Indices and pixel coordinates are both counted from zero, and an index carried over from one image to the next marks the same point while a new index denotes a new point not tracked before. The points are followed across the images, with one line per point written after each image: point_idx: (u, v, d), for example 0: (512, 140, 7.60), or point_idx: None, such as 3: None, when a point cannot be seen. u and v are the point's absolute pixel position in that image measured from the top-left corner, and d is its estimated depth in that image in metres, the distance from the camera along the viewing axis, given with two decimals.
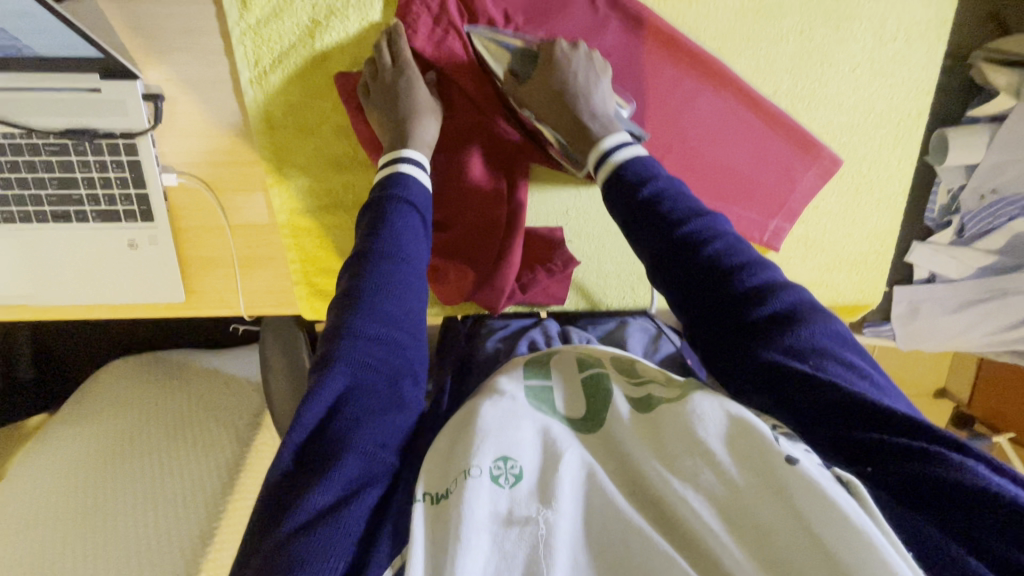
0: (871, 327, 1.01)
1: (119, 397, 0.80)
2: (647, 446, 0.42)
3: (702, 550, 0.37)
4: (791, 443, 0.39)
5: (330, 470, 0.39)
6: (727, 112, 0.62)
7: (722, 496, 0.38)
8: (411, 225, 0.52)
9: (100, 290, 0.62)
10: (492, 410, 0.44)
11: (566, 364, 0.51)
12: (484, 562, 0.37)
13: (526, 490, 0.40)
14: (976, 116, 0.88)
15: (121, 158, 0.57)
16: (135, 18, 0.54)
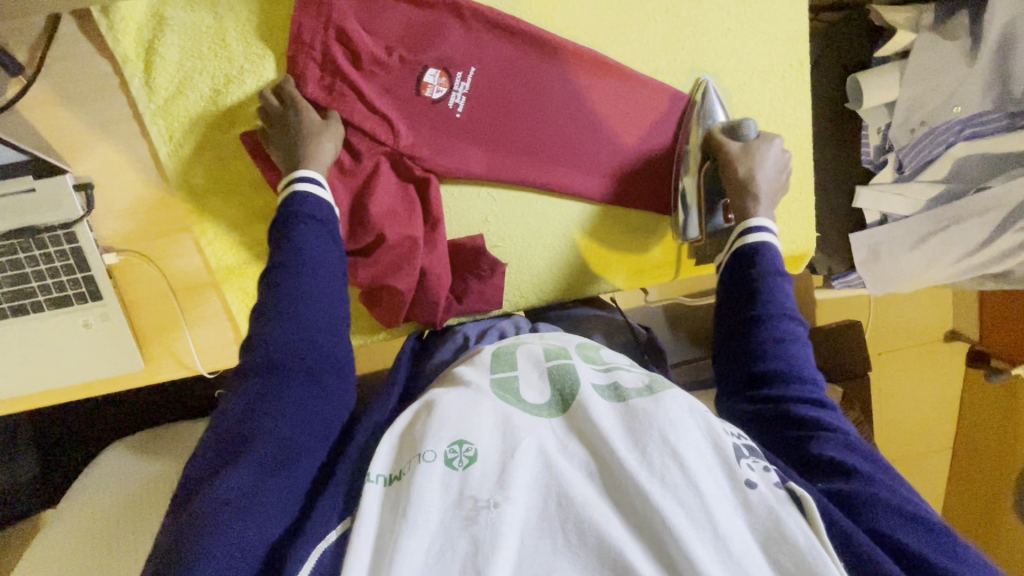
0: (839, 280, 1.04)
1: (116, 475, 0.82)
2: (614, 433, 0.42)
3: (648, 528, 0.39)
4: (749, 464, 0.42)
5: (244, 457, 0.42)
6: (619, 98, 0.67)
7: (679, 486, 0.39)
8: (315, 236, 0.55)
9: (65, 372, 0.66)
10: (454, 399, 0.46)
11: (530, 352, 0.53)
12: (430, 541, 0.38)
13: (480, 472, 0.41)
14: (884, 55, 0.91)
15: (64, 246, 0.62)
16: (58, 119, 0.60)
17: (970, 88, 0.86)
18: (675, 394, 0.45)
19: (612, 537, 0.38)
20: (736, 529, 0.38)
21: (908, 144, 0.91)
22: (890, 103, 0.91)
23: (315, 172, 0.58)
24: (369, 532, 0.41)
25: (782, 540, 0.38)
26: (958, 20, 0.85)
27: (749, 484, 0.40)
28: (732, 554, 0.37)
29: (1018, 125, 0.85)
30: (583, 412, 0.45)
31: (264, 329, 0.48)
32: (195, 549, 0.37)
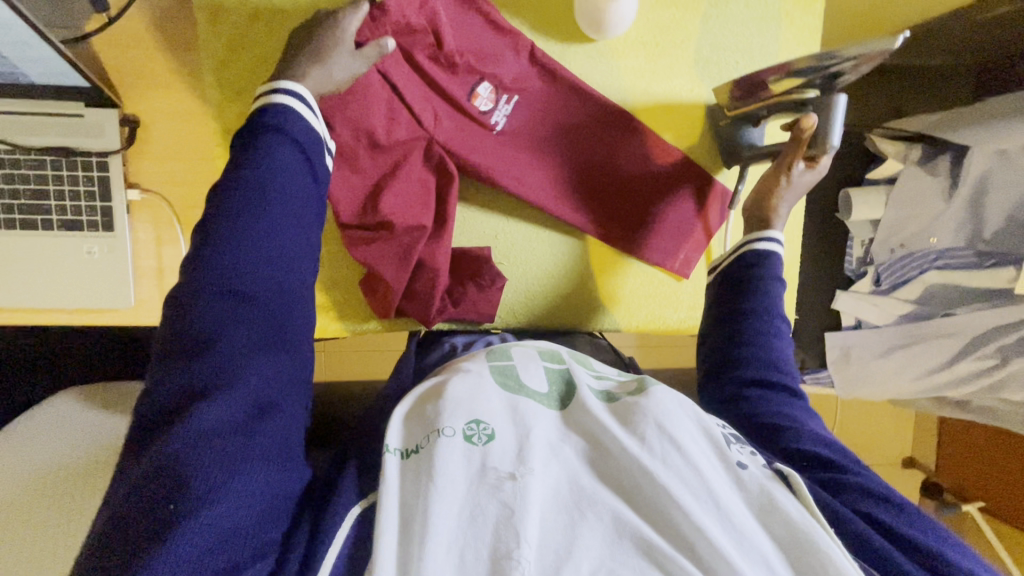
0: (810, 373, 1.07)
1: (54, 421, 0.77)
2: (611, 420, 0.47)
3: (657, 506, 0.43)
4: (738, 450, 0.48)
5: (222, 392, 0.41)
6: (636, 154, 0.72)
7: (680, 466, 0.44)
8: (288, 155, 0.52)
9: (54, 295, 0.66)
10: (460, 383, 0.49)
11: (525, 351, 0.58)
12: (459, 507, 0.41)
13: (499, 449, 0.44)
14: (875, 179, 1.01)
15: (92, 173, 0.64)
16: (125, 59, 0.64)
17: (945, 223, 0.93)
18: (660, 388, 0.51)
19: (623, 514, 0.42)
20: (735, 507, 0.43)
21: (886, 261, 1.00)
22: (875, 220, 1.00)
23: (300, 88, 0.55)
24: (393, 502, 0.42)
25: (774, 515, 0.44)
26: (941, 161, 0.94)
27: (739, 466, 0.46)
28: (735, 526, 0.42)
29: (987, 264, 0.92)
30: (584, 400, 0.50)
31: (218, 249, 0.46)
32: (198, 480, 0.38)
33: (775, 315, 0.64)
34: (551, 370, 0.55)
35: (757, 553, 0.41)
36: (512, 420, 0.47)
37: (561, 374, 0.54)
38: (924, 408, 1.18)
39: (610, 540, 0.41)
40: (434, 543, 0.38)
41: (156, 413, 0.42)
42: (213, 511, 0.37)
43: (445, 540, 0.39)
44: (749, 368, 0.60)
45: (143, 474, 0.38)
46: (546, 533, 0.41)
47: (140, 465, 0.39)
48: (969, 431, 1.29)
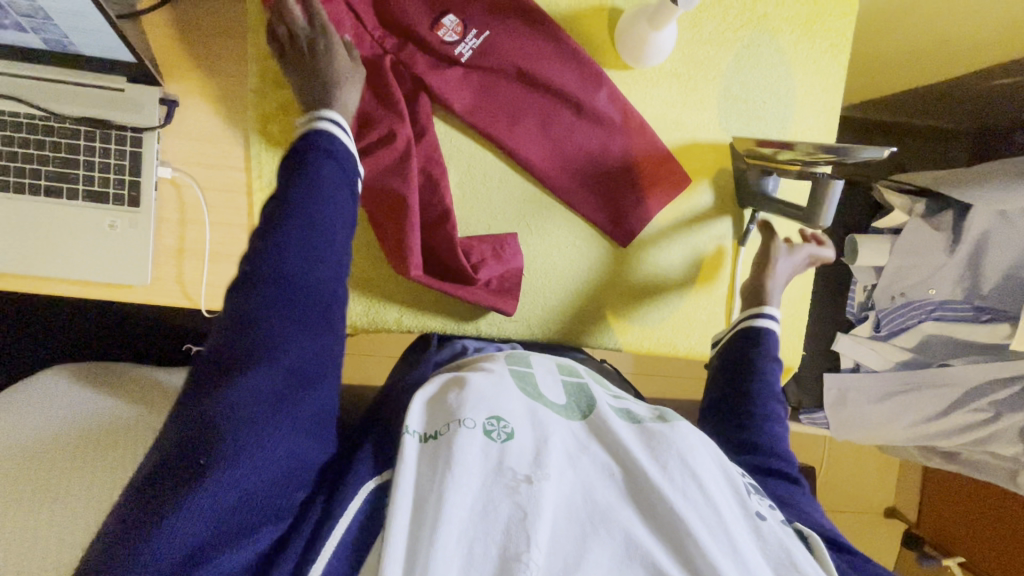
0: (806, 415, 1.09)
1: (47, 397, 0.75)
2: (634, 444, 0.47)
3: (671, 535, 0.43)
4: (755, 499, 0.49)
5: (266, 366, 0.43)
6: (612, 126, 0.71)
7: (700, 502, 0.44)
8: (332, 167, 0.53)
9: (69, 265, 0.65)
10: (482, 382, 0.50)
11: (546, 363, 0.59)
12: (473, 499, 0.41)
13: (517, 448, 0.44)
14: (880, 228, 1.04)
15: (125, 147, 0.64)
16: (172, 42, 0.65)
17: (945, 275, 0.96)
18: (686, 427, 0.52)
19: (636, 535, 0.42)
20: (751, 550, 0.43)
21: (887, 308, 1.02)
22: (879, 267, 1.02)
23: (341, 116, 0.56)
24: (409, 485, 0.42)
25: (793, 570, 0.44)
26: (945, 216, 0.97)
27: (758, 516, 0.47)
28: (748, 566, 0.42)
29: (983, 318, 0.96)
30: (604, 417, 0.50)
31: (274, 238, 0.47)
32: (233, 449, 0.40)
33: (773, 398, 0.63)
34: (569, 382, 0.56)
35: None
36: (533, 422, 0.47)
37: (581, 387, 0.55)
38: (914, 458, 1.19)
39: (620, 560, 0.41)
40: (446, 532, 0.39)
41: (209, 369, 0.44)
42: (238, 480, 0.39)
43: (457, 528, 0.39)
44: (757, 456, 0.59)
45: (184, 431, 0.40)
46: (557, 541, 0.41)
47: (179, 420, 0.41)
48: (953, 484, 1.30)
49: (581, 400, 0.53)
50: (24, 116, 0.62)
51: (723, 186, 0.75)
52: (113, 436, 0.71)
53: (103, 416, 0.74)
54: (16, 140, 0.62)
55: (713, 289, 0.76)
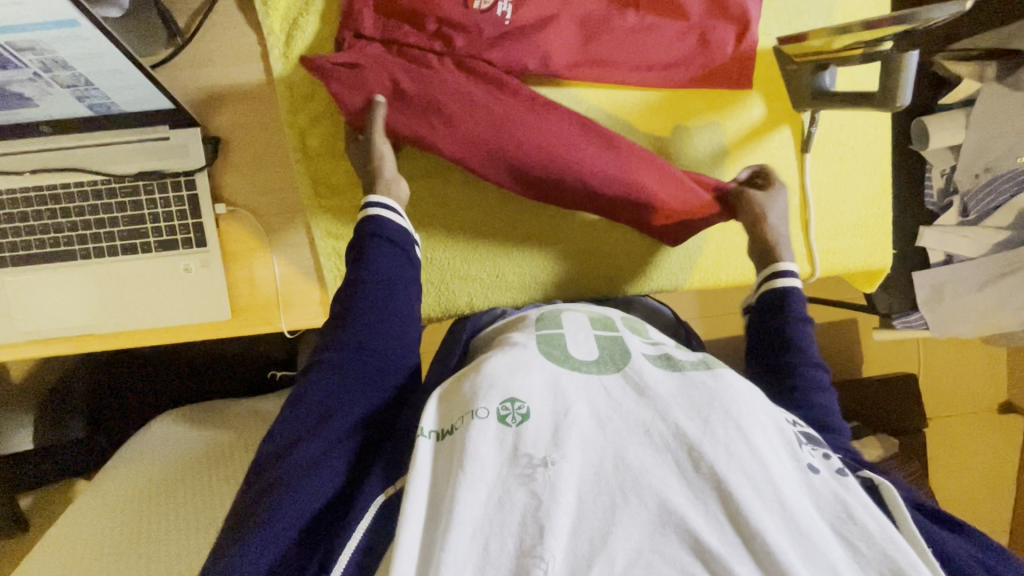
0: (900, 319, 1.02)
1: (158, 442, 0.80)
2: (671, 399, 0.40)
3: (709, 501, 0.36)
4: (809, 450, 0.40)
5: (317, 435, 0.49)
6: (664, 39, 0.69)
7: (744, 458, 0.36)
8: (389, 254, 0.59)
9: (157, 314, 0.68)
10: (501, 360, 0.43)
11: (577, 321, 0.52)
12: (488, 493, 0.35)
13: (535, 430, 0.37)
14: (948, 103, 0.95)
15: (183, 193, 0.66)
16: (201, 80, 0.67)
17: None
18: (731, 372, 0.43)
19: (672, 506, 0.34)
20: (806, 511, 0.36)
21: (971, 189, 0.94)
22: (955, 146, 0.94)
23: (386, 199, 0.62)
24: (422, 492, 0.38)
25: (849, 520, 0.36)
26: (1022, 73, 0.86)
27: (808, 464, 0.39)
28: (799, 526, 0.35)
29: None
30: (644, 375, 0.42)
31: (342, 334, 0.54)
32: (281, 498, 0.44)
33: (812, 392, 0.56)
34: (602, 337, 0.49)
35: (823, 558, 0.34)
36: (556, 392, 0.40)
37: (618, 342, 0.48)
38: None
39: (653, 530, 0.34)
40: (457, 543, 0.33)
41: (279, 436, 0.50)
42: (272, 533, 0.43)
43: (469, 532, 0.34)
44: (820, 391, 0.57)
45: (247, 497, 0.47)
46: (579, 526, 0.34)
47: (255, 478, 0.48)
48: None
49: (615, 353, 0.46)
50: (88, 183, 0.65)
51: (771, 95, 0.73)
52: (218, 470, 0.77)
53: (194, 457, 0.78)
54: (86, 207, 0.66)
55: (785, 204, 0.73)
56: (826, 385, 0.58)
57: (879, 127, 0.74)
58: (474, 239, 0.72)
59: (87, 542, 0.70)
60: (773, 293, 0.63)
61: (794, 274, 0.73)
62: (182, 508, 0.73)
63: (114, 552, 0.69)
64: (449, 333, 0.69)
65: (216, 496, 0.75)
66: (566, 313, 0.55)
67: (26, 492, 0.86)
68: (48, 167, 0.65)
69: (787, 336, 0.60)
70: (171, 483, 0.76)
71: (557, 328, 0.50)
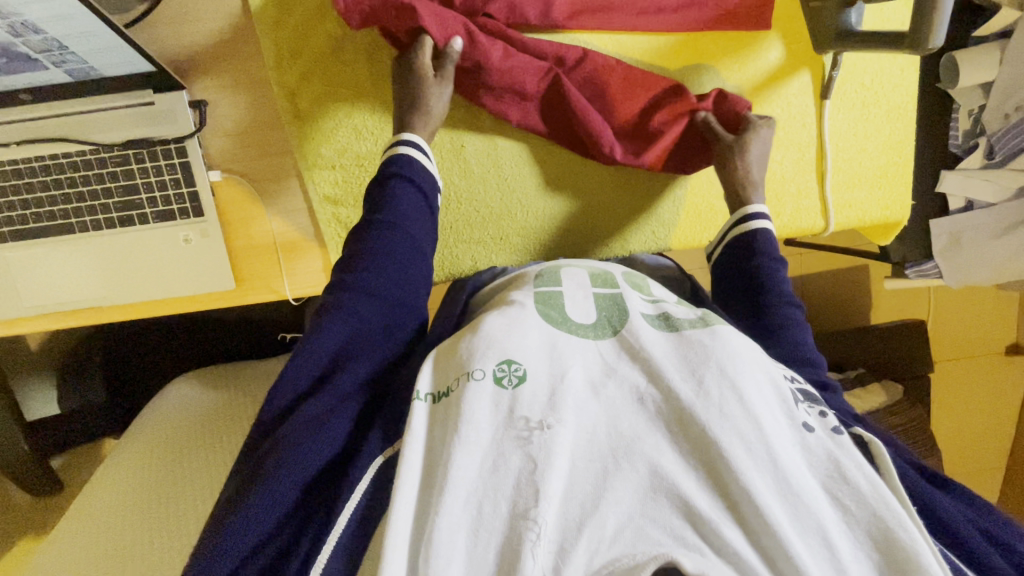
0: (914, 268, 1.00)
1: (179, 408, 0.81)
2: (668, 360, 0.39)
3: (701, 462, 0.36)
4: (806, 408, 0.40)
5: (321, 394, 0.49)
6: None
7: (739, 418, 0.36)
8: (408, 197, 0.59)
9: (161, 285, 0.68)
10: (500, 316, 0.43)
11: (577, 280, 0.49)
12: (481, 457, 0.36)
13: (530, 393, 0.38)
14: (983, 35, 0.88)
15: (174, 161, 0.64)
16: (181, 38, 0.64)
17: None
18: (731, 330, 0.42)
19: (664, 469, 0.35)
20: (799, 470, 0.36)
21: (1000, 129, 0.88)
22: (987, 83, 0.88)
23: (420, 140, 0.61)
24: (417, 459, 0.38)
25: (841, 480, 0.36)
26: None
27: (805, 424, 0.39)
28: (791, 486, 0.35)
29: None
30: (643, 336, 0.41)
31: (348, 287, 0.53)
32: (286, 451, 0.44)
33: (788, 332, 0.56)
34: (599, 296, 0.47)
35: (813, 520, 0.34)
36: (553, 356, 0.40)
37: (617, 304, 0.46)
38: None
39: (643, 495, 0.35)
40: (450, 505, 0.34)
41: (286, 394, 0.50)
42: (279, 486, 0.43)
43: (463, 495, 0.35)
44: (798, 338, 0.56)
45: (251, 457, 0.47)
46: (572, 489, 0.35)
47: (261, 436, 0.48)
48: None
49: (612, 316, 0.44)
50: (77, 154, 0.63)
51: (789, 36, 0.68)
52: (219, 443, 0.79)
53: (215, 422, 0.80)
54: (78, 178, 0.64)
55: (800, 155, 0.69)
56: (801, 322, 0.57)
57: (906, 68, 0.69)
58: (476, 198, 0.69)
59: (101, 512, 0.72)
60: (744, 238, 0.62)
61: (805, 228, 0.71)
62: (184, 483, 0.75)
63: (126, 521, 0.71)
64: (449, 294, 0.68)
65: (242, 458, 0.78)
66: (565, 269, 0.52)
67: (59, 454, 0.90)
68: (34, 138, 0.62)
69: (760, 280, 0.59)
70: (180, 451, 0.77)
71: (554, 286, 0.48)
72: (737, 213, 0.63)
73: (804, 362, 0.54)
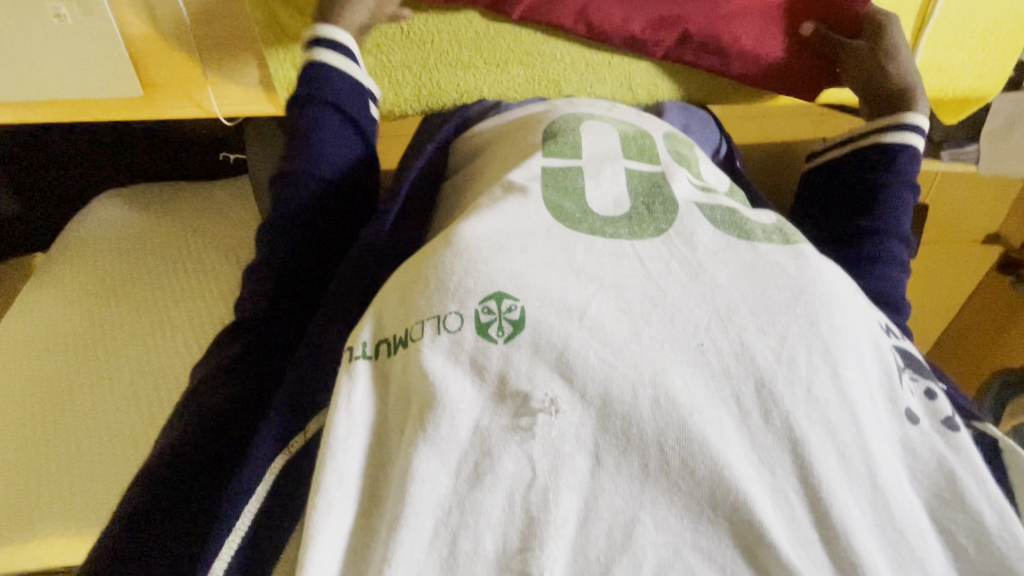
0: (950, 151, 0.88)
1: (115, 232, 0.68)
2: (734, 286, 0.32)
3: (784, 467, 0.30)
4: (910, 386, 0.34)
5: (218, 352, 0.42)
6: None
7: (830, 401, 0.30)
8: (332, 128, 0.46)
9: (35, 79, 0.50)
10: (484, 228, 0.33)
11: (597, 140, 0.41)
12: (456, 461, 0.29)
13: (523, 346, 0.30)
14: None
15: None
16: None
17: None
18: (811, 250, 0.35)
19: (743, 489, 0.29)
20: (897, 477, 0.32)
21: None
22: None
23: (345, 42, 0.47)
24: (363, 411, 0.31)
25: (957, 508, 0.32)
26: None
27: (908, 414, 0.33)
28: (891, 512, 0.31)
29: None
30: (702, 253, 0.34)
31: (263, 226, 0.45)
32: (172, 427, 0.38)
33: (880, 266, 0.49)
34: (633, 173, 0.39)
35: (907, 547, 0.31)
36: (566, 281, 0.32)
37: (659, 186, 0.39)
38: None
39: (688, 521, 0.30)
40: (419, 524, 0.28)
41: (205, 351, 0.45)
42: (152, 470, 0.36)
43: (432, 511, 0.28)
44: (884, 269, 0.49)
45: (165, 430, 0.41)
46: (595, 505, 0.29)
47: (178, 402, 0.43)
48: None
49: (653, 204, 0.37)
50: None
51: None
52: (189, 264, 0.66)
53: (158, 247, 0.67)
54: None
55: None
56: (900, 263, 0.50)
57: None
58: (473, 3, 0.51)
59: (45, 330, 0.60)
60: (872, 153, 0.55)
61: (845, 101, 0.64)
62: (150, 309, 0.62)
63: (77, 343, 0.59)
64: (421, 135, 0.54)
65: (191, 287, 0.64)
66: (586, 124, 0.43)
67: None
68: None
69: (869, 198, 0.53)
70: (140, 269, 0.65)
71: (575, 159, 0.40)
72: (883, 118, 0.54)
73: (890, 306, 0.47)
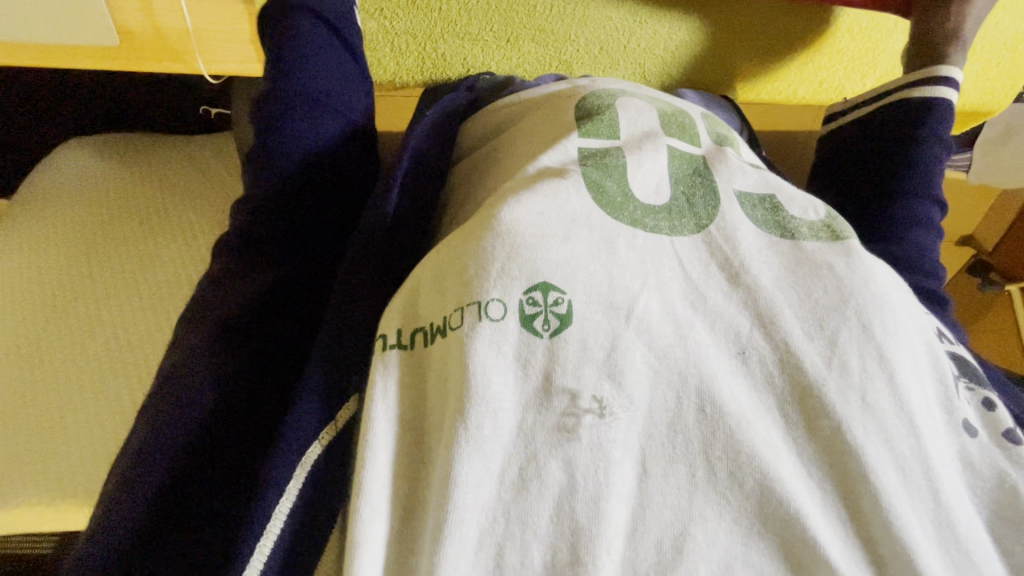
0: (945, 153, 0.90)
1: (84, 178, 0.60)
2: (779, 292, 0.32)
3: (832, 483, 0.30)
4: (965, 396, 0.33)
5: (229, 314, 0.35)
6: None
7: (887, 412, 0.30)
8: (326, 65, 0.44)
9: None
10: (530, 213, 0.31)
11: (633, 118, 0.40)
12: (501, 466, 0.27)
13: (572, 342, 0.28)
14: None
15: None
16: None
17: None
18: (861, 247, 0.34)
19: (797, 503, 0.28)
20: (959, 493, 0.30)
21: None
22: None
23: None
24: (394, 403, 0.29)
25: (1019, 527, 0.31)
26: None
27: (966, 427, 0.32)
28: (955, 532, 0.30)
29: None
30: (745, 252, 0.33)
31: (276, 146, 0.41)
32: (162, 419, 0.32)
33: (913, 225, 0.49)
34: (675, 154, 0.38)
35: (972, 570, 0.29)
36: (612, 275, 0.30)
37: (700, 176, 0.38)
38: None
39: (741, 536, 0.29)
40: (463, 534, 0.27)
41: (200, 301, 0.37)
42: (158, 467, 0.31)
43: (477, 520, 0.27)
44: (914, 230, 0.49)
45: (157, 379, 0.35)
46: (643, 517, 0.28)
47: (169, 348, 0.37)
48: None
49: (695, 196, 0.36)
50: None
51: None
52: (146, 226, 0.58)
53: (130, 200, 0.60)
54: None
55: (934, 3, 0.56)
56: (932, 221, 0.50)
57: None
58: None
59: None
60: (911, 101, 0.52)
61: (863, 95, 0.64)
62: (119, 270, 0.56)
63: (36, 307, 0.52)
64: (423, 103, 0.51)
65: (168, 247, 0.58)
66: (621, 102, 0.41)
67: None
68: None
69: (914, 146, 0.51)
70: (112, 224, 0.58)
71: (613, 140, 0.38)
72: (921, 71, 0.52)
73: (924, 271, 0.48)
